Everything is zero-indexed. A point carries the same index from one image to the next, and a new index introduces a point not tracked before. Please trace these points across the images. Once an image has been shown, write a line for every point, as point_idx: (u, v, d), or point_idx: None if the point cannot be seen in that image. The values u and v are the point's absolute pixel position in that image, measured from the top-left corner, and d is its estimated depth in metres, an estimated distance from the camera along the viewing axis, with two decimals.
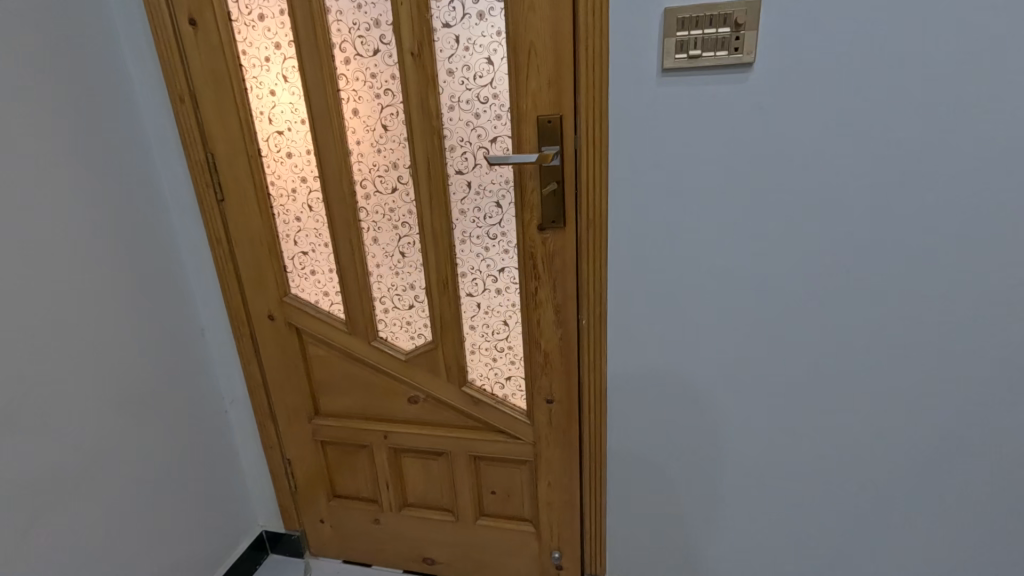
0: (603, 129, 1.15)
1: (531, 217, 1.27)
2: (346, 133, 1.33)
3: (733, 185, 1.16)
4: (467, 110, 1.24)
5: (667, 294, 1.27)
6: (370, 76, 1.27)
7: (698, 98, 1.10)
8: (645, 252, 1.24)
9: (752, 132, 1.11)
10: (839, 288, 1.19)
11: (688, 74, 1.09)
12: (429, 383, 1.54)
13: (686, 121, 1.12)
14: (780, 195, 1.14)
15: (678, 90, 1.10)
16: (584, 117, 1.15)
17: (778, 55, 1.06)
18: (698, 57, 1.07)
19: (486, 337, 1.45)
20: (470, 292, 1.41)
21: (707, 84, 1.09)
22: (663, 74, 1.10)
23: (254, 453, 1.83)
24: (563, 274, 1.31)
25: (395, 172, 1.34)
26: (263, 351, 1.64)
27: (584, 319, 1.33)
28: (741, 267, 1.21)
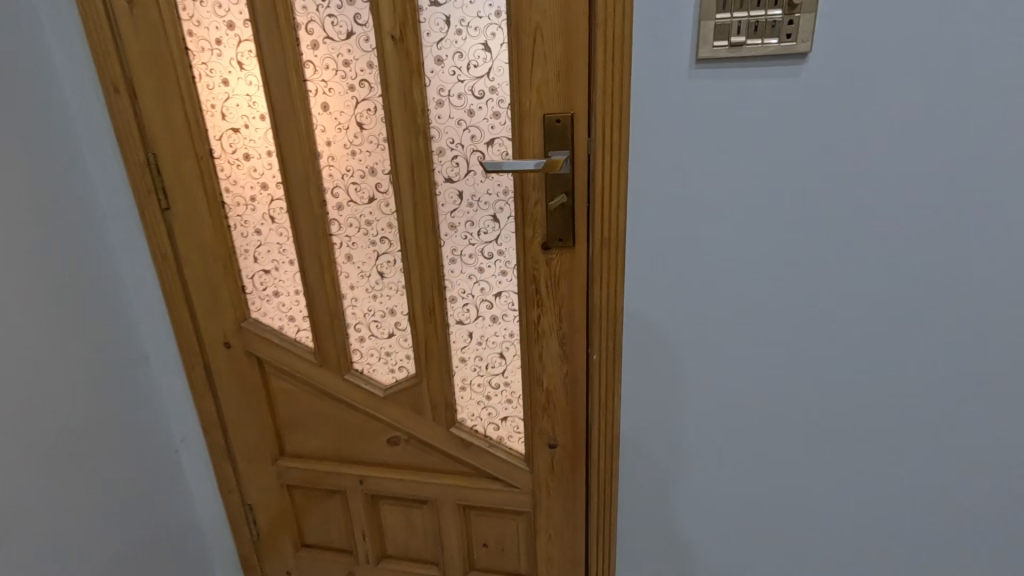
0: (623, 131, 0.95)
1: (534, 234, 1.07)
2: (314, 131, 1.12)
3: (777, 200, 0.96)
4: (459, 106, 1.04)
5: (693, 327, 1.07)
6: (343, 64, 1.06)
7: (740, 95, 0.91)
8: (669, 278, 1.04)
9: (804, 136, 0.92)
10: (899, 323, 1.00)
11: (728, 66, 0.90)
12: (412, 422, 1.33)
13: (723, 123, 0.93)
14: (834, 213, 0.95)
15: (715, 85, 0.91)
16: (600, 116, 0.95)
17: (840, 43, 0.87)
18: (740, 46, 0.88)
19: (479, 372, 1.25)
20: (461, 320, 1.21)
21: (751, 77, 0.90)
22: (697, 66, 0.91)
23: (210, 497, 1.59)
24: (571, 300, 1.11)
25: (373, 179, 1.13)
26: (219, 383, 1.41)
27: (595, 355, 1.13)
28: (782, 297, 1.03)
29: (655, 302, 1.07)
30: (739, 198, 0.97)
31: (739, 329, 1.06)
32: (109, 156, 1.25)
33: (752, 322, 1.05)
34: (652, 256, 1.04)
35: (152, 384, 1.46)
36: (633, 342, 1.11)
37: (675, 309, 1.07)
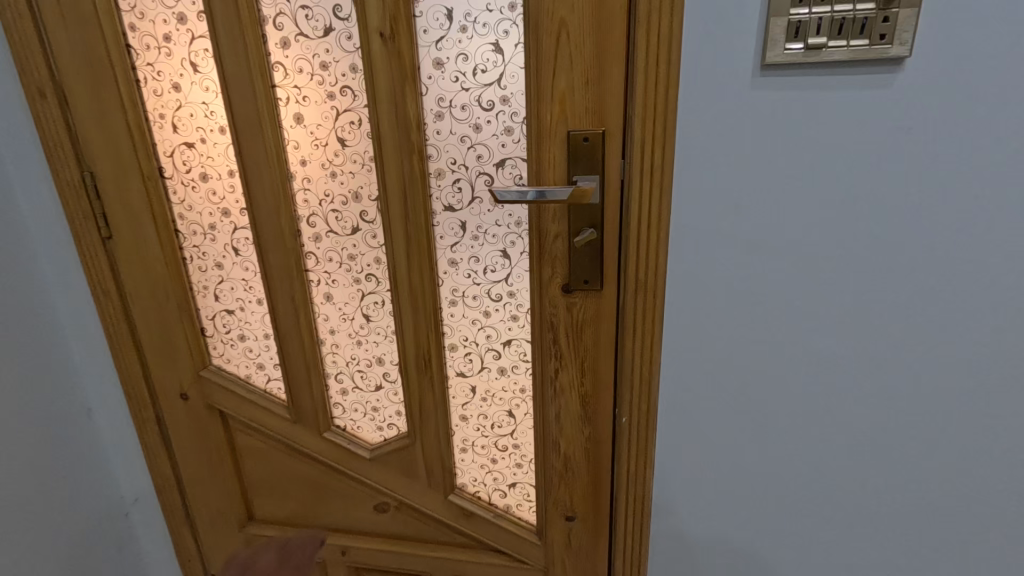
0: (667, 153, 0.77)
1: (553, 274, 0.89)
2: (285, 148, 0.93)
3: (857, 240, 0.77)
4: (463, 120, 0.85)
5: (745, 388, 0.89)
6: (320, 67, 0.86)
7: (816, 111, 0.72)
8: (717, 330, 0.86)
9: (896, 163, 0.73)
10: (1007, 394, 0.81)
11: (803, 74, 0.71)
12: (403, 488, 1.13)
13: (794, 144, 0.74)
14: (930, 258, 0.76)
15: (784, 98, 0.72)
16: (639, 134, 0.77)
17: (949, 48, 0.68)
18: (819, 50, 0.69)
19: (483, 431, 1.06)
20: (462, 372, 1.01)
21: (832, 89, 0.71)
22: (763, 75, 0.72)
23: (168, 565, 1.37)
24: (596, 353, 0.92)
25: (357, 206, 0.94)
26: (175, 439, 1.20)
27: (624, 418, 0.94)
28: (859, 357, 0.83)
29: (698, 360, 0.88)
30: (809, 237, 0.78)
31: (802, 392, 0.87)
32: (37, 173, 1.03)
33: (819, 384, 0.86)
34: (697, 303, 0.85)
35: (97, 438, 1.25)
36: (670, 404, 0.92)
37: (723, 367, 0.88)
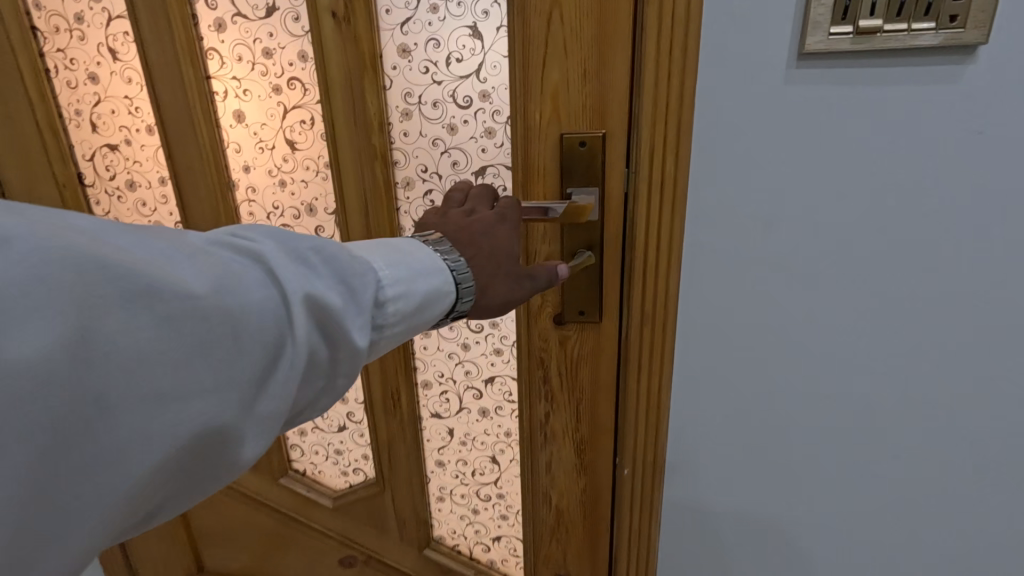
0: (680, 161, 0.62)
1: (543, 303, 0.75)
2: (225, 152, 0.78)
3: (910, 272, 0.64)
4: (435, 119, 0.71)
5: (766, 438, 0.76)
6: (263, 54, 0.72)
7: (864, 113, 0.59)
8: (734, 371, 0.72)
9: (963, 180, 0.59)
10: None
11: (850, 67, 0.57)
12: (372, 540, 0.99)
13: (836, 154, 0.60)
14: (1000, 295, 0.62)
15: (825, 96, 0.59)
16: (647, 139, 0.63)
17: None
18: (871, 35, 0.55)
19: (462, 480, 0.91)
20: (438, 413, 0.87)
21: (882, 85, 0.57)
22: (800, 67, 0.58)
23: None
24: (593, 394, 0.79)
25: (311, 221, 0.79)
26: None
27: (626, 469, 0.80)
28: (901, 408, 0.70)
29: (713, 404, 0.75)
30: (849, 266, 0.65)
31: (833, 445, 0.74)
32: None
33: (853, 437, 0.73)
34: (712, 340, 0.71)
35: None
36: (678, 455, 0.79)
37: (740, 414, 0.75)
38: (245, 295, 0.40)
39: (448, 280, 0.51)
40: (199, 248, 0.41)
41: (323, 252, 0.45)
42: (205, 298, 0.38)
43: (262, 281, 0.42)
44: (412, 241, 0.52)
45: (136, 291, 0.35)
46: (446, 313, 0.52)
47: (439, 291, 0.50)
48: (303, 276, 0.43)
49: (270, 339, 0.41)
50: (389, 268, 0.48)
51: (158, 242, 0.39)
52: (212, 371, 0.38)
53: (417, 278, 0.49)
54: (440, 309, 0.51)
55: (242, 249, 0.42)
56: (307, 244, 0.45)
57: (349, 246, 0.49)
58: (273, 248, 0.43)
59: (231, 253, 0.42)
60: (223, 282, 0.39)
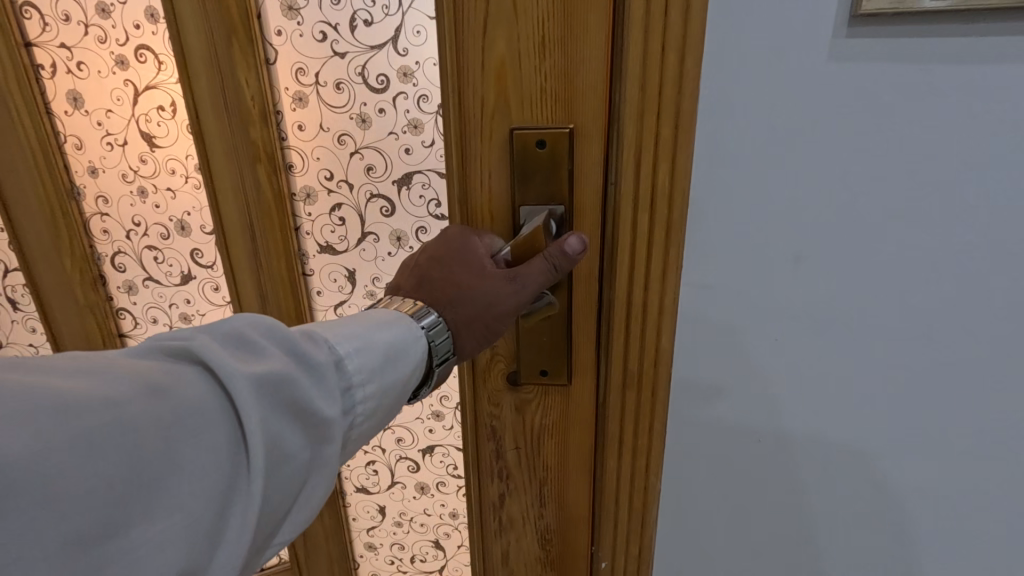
0: (679, 171, 0.43)
1: (493, 358, 0.56)
2: (62, 148, 0.57)
3: (1015, 347, 0.43)
4: (340, 107, 0.50)
5: (790, 553, 0.55)
6: (98, 12, 0.51)
7: (958, 109, 0.38)
8: (748, 465, 0.52)
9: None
10: None
11: (936, 35, 0.37)
12: None
13: (909, 170, 0.40)
14: None
15: (897, 81, 0.38)
16: (631, 136, 0.43)
17: None
18: None
19: (399, 566, 0.72)
20: (364, 488, 0.68)
21: (991, 65, 0.36)
22: (857, 37, 0.37)
23: None
24: (561, 475, 0.60)
25: (185, 242, 0.59)
26: None
27: (602, 563, 0.62)
28: (990, 533, 0.49)
29: (719, 506, 0.55)
30: (921, 334, 0.44)
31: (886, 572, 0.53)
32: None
33: (915, 564, 0.52)
34: (719, 423, 0.51)
35: None
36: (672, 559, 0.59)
37: (756, 521, 0.54)
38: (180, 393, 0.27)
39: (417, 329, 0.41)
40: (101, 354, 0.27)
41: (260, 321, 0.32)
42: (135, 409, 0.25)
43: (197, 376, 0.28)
44: (378, 311, 0.41)
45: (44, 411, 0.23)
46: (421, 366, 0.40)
47: (406, 341, 0.39)
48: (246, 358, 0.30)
49: (227, 447, 0.27)
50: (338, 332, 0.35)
51: (56, 358, 0.26)
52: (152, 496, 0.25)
53: (377, 329, 0.37)
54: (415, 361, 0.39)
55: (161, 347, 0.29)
56: (243, 320, 0.32)
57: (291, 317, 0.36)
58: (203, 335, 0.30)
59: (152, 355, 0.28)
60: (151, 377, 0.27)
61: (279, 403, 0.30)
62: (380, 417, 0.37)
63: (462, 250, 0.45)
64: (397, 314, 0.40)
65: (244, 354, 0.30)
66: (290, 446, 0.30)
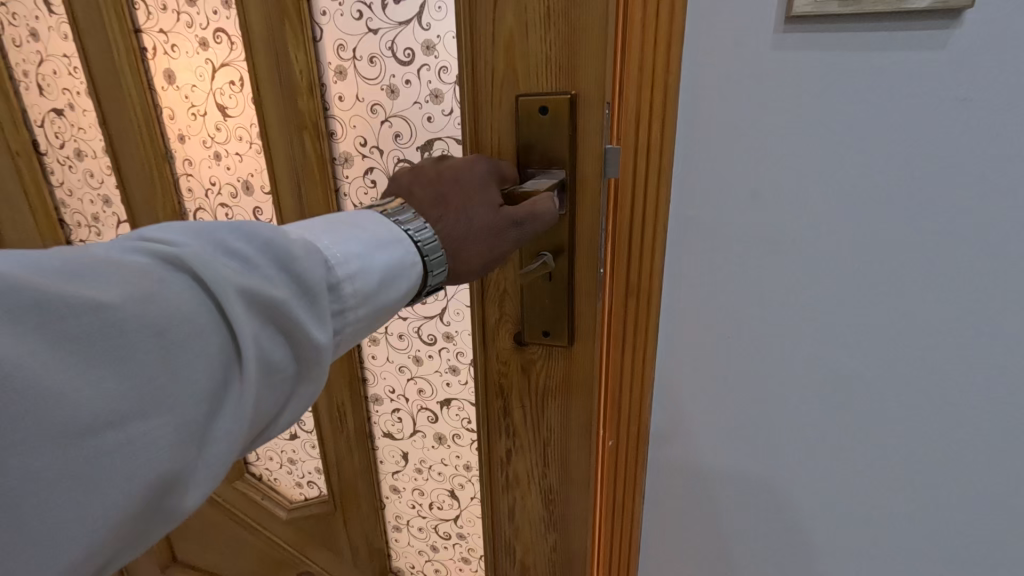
0: (668, 134, 0.52)
1: (500, 316, 0.59)
2: (159, 118, 0.68)
3: (995, 296, 0.48)
4: (373, 79, 0.56)
5: (782, 484, 0.62)
6: (187, 2, 0.61)
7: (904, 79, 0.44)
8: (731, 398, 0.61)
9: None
10: None
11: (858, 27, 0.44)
12: (328, 563, 0.88)
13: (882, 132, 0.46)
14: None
15: (857, 53, 0.45)
16: (634, 103, 0.52)
17: None
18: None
19: (420, 511, 0.78)
20: (390, 434, 0.74)
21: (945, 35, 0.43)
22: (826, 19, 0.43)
23: None
24: (563, 436, 0.62)
25: (249, 201, 0.68)
26: None
27: (611, 442, 0.68)
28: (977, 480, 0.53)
29: (708, 437, 0.64)
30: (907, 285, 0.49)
31: (881, 508, 0.58)
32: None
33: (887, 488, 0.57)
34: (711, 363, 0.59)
35: None
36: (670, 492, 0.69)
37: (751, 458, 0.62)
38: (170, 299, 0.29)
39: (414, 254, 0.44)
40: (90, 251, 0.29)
41: (256, 234, 0.34)
42: (147, 315, 0.27)
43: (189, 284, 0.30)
44: (374, 215, 0.44)
45: (64, 321, 0.25)
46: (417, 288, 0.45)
47: (405, 267, 0.42)
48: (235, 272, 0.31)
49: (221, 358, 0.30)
50: (335, 245, 0.39)
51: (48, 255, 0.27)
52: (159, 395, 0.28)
53: (375, 250, 0.41)
54: (408, 285, 0.43)
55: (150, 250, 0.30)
56: (224, 225, 0.33)
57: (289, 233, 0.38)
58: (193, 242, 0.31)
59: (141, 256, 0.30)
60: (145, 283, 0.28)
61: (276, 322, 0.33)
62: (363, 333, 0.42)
63: (475, 186, 0.47)
64: (395, 229, 0.43)
65: (239, 267, 0.32)
66: (279, 359, 0.34)
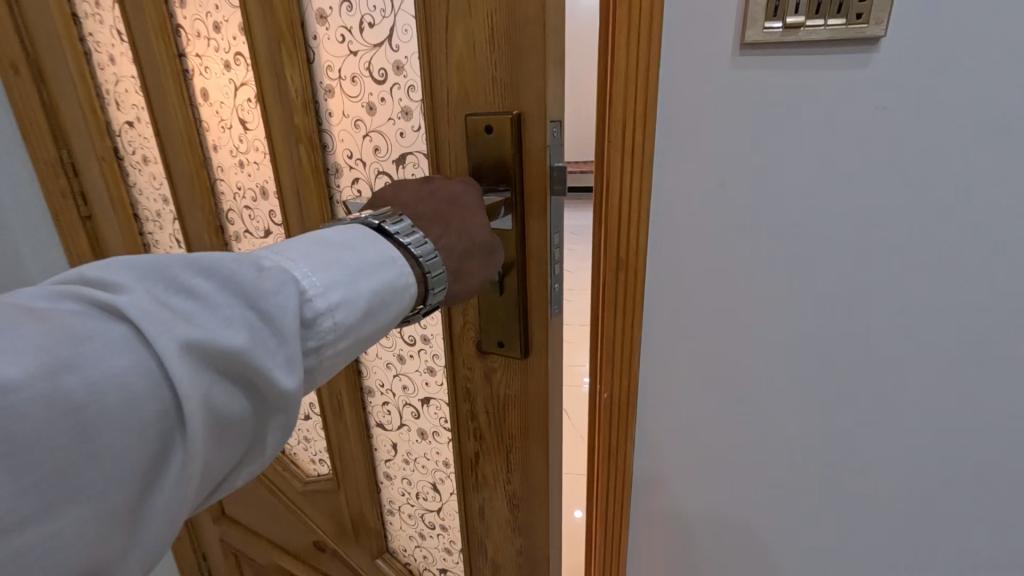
0: (650, 103, 0.50)
1: (463, 323, 0.61)
2: (199, 130, 0.78)
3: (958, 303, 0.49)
4: (355, 97, 0.61)
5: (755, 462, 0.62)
6: (214, 29, 0.69)
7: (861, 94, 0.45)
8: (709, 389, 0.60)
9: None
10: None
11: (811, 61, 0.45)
12: (337, 536, 0.95)
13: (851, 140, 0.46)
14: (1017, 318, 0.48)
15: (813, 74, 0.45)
16: (620, 68, 0.50)
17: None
18: (798, 32, 0.44)
19: (409, 501, 0.83)
20: (382, 424, 0.80)
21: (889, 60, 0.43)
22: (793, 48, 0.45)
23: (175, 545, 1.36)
24: (524, 443, 0.63)
25: (266, 205, 0.76)
26: None
27: (603, 396, 0.65)
28: (976, 459, 0.54)
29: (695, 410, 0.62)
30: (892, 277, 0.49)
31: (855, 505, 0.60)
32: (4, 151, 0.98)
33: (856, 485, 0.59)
34: (689, 368, 0.60)
35: None
36: (651, 486, 0.69)
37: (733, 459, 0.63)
38: (106, 361, 0.31)
39: (412, 269, 0.46)
40: (25, 309, 0.31)
41: (216, 271, 0.37)
42: (73, 393, 0.29)
43: (126, 341, 0.32)
44: (364, 230, 0.46)
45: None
46: (415, 301, 0.48)
47: (396, 287, 0.45)
48: (174, 320, 0.34)
49: (160, 409, 0.33)
50: (314, 275, 0.41)
51: None
52: (99, 450, 0.30)
53: (361, 277, 0.42)
54: (397, 308, 0.46)
55: (93, 303, 0.32)
56: (175, 260, 0.36)
57: (264, 253, 0.40)
58: (139, 291, 0.34)
59: (83, 309, 0.32)
60: (72, 350, 0.30)
61: (223, 369, 0.36)
62: (340, 364, 0.44)
63: (472, 204, 0.50)
64: (393, 250, 0.46)
65: (196, 308, 0.36)
66: (231, 408, 0.37)
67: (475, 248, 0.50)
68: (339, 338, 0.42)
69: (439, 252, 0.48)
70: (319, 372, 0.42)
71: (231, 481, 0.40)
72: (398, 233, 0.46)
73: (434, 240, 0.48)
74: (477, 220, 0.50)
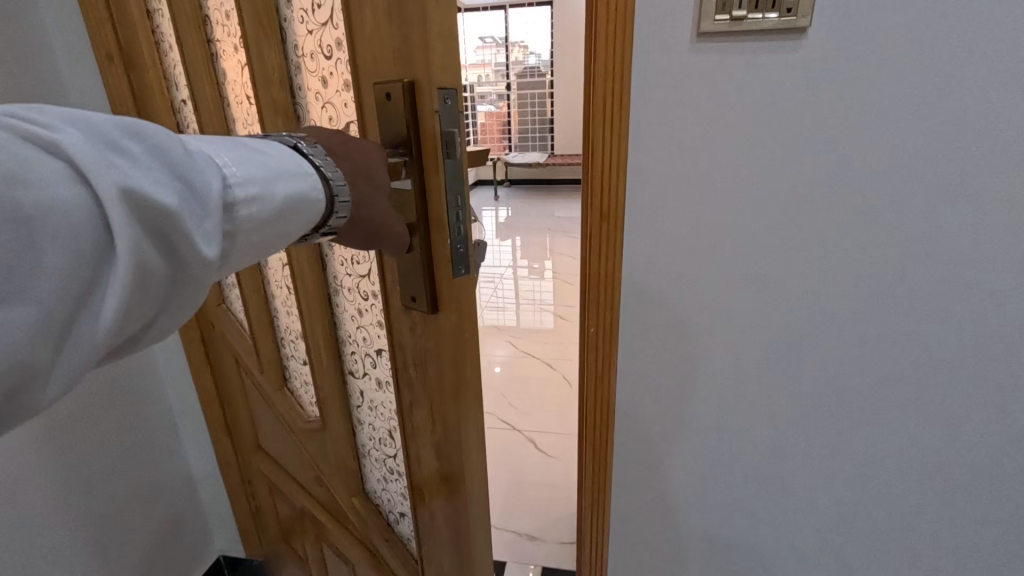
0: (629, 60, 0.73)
1: (391, 278, 0.67)
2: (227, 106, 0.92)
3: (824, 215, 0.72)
4: (314, 72, 0.69)
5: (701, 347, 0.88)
6: (226, 17, 0.81)
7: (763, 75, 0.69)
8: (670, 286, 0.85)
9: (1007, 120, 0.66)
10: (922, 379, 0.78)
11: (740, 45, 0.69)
12: (328, 473, 1.07)
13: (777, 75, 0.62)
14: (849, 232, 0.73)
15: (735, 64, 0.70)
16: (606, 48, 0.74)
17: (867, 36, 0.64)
18: (742, 20, 0.68)
19: (375, 444, 0.91)
20: (354, 371, 0.89)
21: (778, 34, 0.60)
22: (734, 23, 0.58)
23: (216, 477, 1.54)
24: (441, 394, 0.68)
25: None
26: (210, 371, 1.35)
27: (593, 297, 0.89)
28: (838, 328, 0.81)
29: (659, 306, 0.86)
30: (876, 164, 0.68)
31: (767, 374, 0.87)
32: None
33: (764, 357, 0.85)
34: (656, 266, 0.84)
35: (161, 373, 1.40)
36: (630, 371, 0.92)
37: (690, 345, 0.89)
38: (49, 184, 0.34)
39: (322, 187, 0.50)
40: None
41: (149, 138, 0.40)
42: (26, 203, 0.33)
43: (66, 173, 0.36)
44: (279, 144, 0.49)
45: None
46: (316, 224, 0.51)
47: (307, 199, 0.49)
48: (111, 164, 0.37)
49: (96, 240, 0.37)
50: (234, 165, 0.44)
51: None
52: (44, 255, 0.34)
53: (277, 179, 0.47)
54: (305, 218, 0.50)
55: (30, 133, 0.35)
56: (108, 118, 0.39)
57: (190, 139, 0.44)
58: (77, 134, 0.37)
59: (19, 135, 0.35)
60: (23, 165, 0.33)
61: (151, 225, 0.40)
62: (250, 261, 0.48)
63: (359, 157, 0.53)
64: (306, 166, 0.49)
65: (128, 163, 0.39)
66: (153, 264, 0.40)
67: (376, 195, 0.54)
68: (251, 231, 0.46)
69: (344, 178, 0.52)
70: (228, 260, 0.46)
71: (143, 341, 0.44)
72: (311, 155, 0.50)
73: (339, 168, 0.52)
74: (374, 170, 0.54)
